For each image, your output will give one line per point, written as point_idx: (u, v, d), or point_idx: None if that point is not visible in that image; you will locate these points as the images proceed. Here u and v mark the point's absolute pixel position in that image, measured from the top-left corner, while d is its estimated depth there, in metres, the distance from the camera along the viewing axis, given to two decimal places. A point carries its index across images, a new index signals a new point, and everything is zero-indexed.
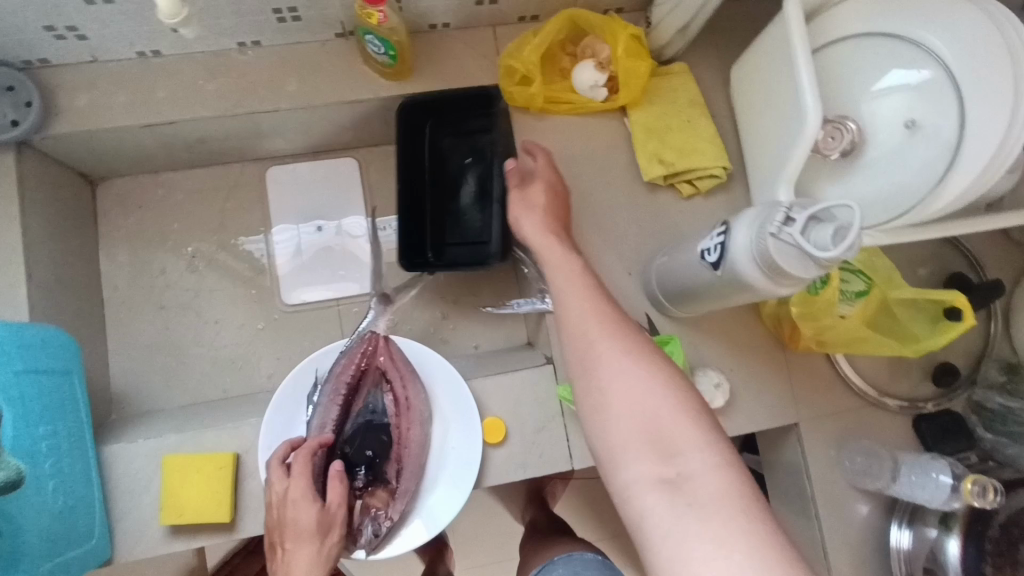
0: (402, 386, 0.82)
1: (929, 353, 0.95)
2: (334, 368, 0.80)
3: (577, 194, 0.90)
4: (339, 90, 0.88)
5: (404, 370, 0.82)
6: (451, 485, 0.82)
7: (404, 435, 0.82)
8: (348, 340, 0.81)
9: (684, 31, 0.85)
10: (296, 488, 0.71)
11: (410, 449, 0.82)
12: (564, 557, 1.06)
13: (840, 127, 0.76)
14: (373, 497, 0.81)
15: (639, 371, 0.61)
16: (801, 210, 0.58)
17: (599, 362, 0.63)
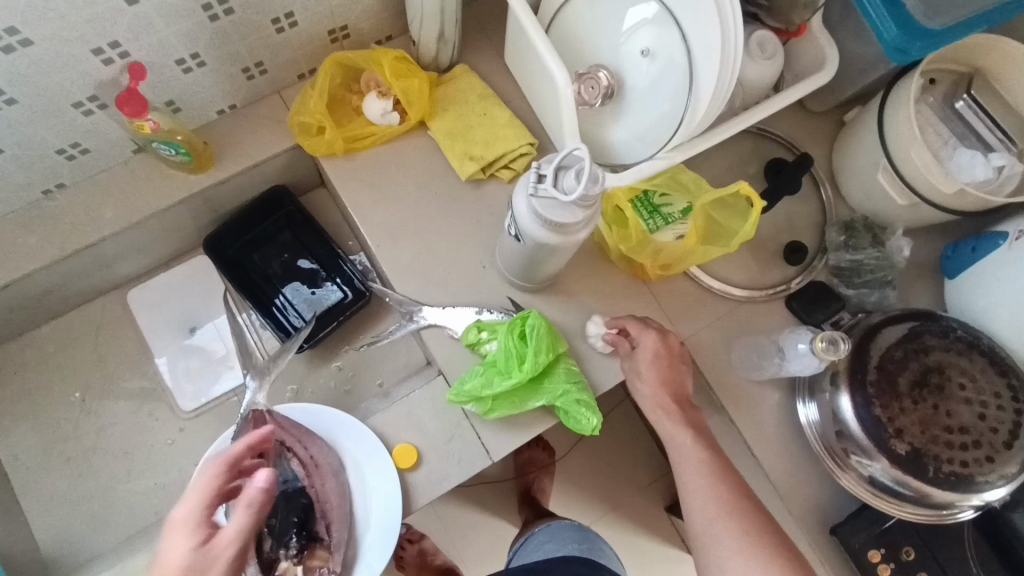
0: (303, 447, 0.85)
1: (780, 237, 1.01)
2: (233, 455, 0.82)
3: (410, 213, 0.94)
4: (153, 199, 0.90)
5: (299, 434, 0.85)
6: (382, 520, 0.85)
7: (321, 491, 0.84)
8: (234, 427, 0.84)
9: (443, 38, 0.90)
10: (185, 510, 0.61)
11: (331, 502, 0.84)
12: (544, 527, 1.11)
13: (594, 77, 0.82)
14: (313, 558, 0.81)
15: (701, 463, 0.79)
16: (547, 165, 0.63)
17: (678, 454, 0.81)
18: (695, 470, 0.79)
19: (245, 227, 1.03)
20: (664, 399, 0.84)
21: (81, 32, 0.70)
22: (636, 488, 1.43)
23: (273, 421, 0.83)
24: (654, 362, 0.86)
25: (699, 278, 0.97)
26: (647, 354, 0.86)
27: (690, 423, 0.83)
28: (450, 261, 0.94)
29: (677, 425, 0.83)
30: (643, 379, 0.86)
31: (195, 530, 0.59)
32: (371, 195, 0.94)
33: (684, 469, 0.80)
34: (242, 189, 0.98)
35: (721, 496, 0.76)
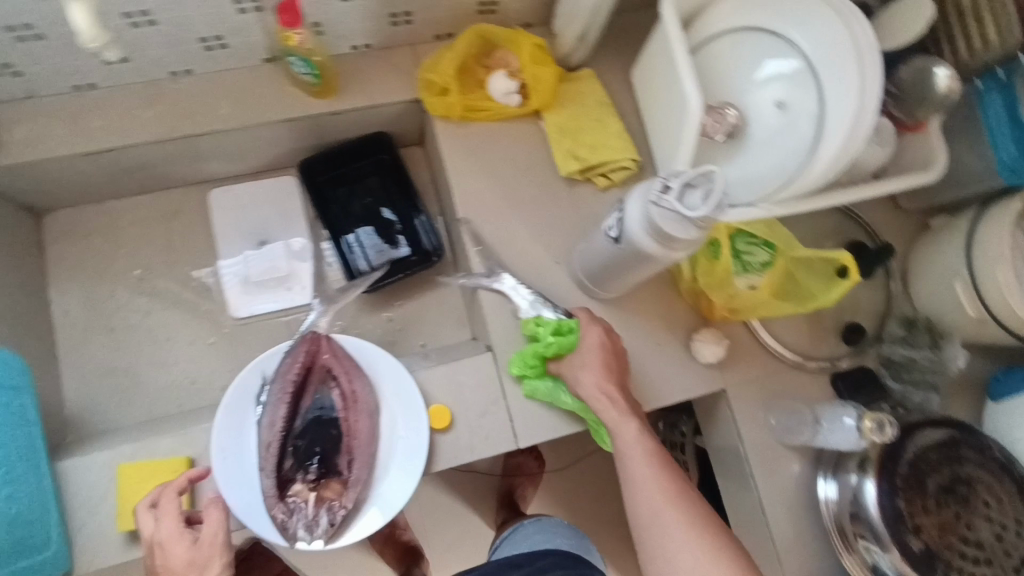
0: (347, 380, 0.86)
1: (840, 315, 1.03)
2: (281, 367, 0.85)
3: (503, 193, 0.97)
4: (270, 110, 0.93)
5: (348, 366, 0.87)
6: (404, 468, 0.87)
7: (353, 427, 0.86)
8: (291, 342, 0.86)
9: (584, 39, 0.93)
10: (165, 529, 0.73)
11: (360, 439, 0.86)
12: (535, 521, 1.16)
13: (722, 113, 0.84)
14: (327, 489, 0.83)
15: (649, 454, 0.78)
16: (676, 179, 0.65)
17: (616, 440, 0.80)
18: (640, 461, 0.78)
19: (338, 161, 1.05)
20: (608, 391, 0.82)
21: None
22: (618, 521, 1.44)
23: (327, 347, 0.86)
24: (595, 354, 0.84)
25: (756, 332, 0.99)
26: (595, 341, 0.84)
27: (635, 413, 0.81)
28: (527, 249, 0.96)
29: (622, 415, 0.81)
30: (588, 363, 0.84)
31: (183, 537, 0.73)
32: (470, 166, 0.96)
33: (628, 460, 0.78)
34: (350, 125, 1.01)
35: (666, 488, 0.76)
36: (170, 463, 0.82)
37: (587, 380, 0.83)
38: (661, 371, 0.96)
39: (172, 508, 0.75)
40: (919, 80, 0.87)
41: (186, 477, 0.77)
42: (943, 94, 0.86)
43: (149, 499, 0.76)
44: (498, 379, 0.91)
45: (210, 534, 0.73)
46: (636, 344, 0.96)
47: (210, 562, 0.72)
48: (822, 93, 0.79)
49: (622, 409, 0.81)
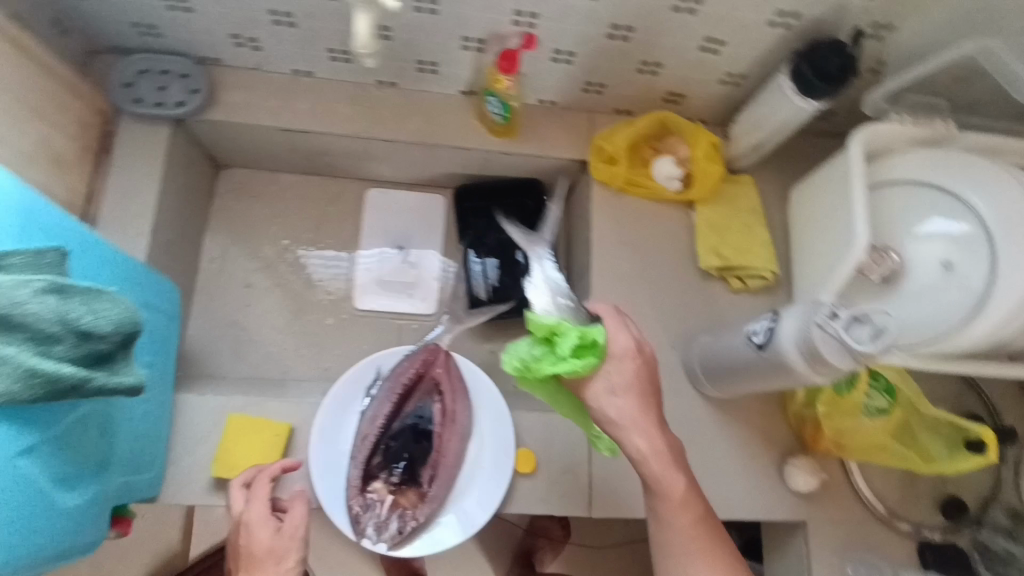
0: (451, 399, 0.88)
1: (941, 484, 0.99)
2: (397, 367, 0.88)
3: (639, 267, 0.99)
4: (453, 136, 1.00)
5: (456, 386, 0.89)
6: (478, 501, 0.87)
7: (444, 444, 0.87)
8: (413, 346, 0.89)
9: (757, 149, 0.97)
10: (253, 508, 0.73)
11: (446, 458, 0.87)
12: None
13: (883, 255, 0.84)
14: (403, 496, 0.86)
15: (691, 522, 0.67)
16: (845, 309, 0.67)
17: (658, 501, 0.67)
18: (682, 533, 0.67)
19: (490, 194, 1.11)
20: (652, 431, 0.65)
21: None
22: None
23: (443, 363, 0.88)
24: (635, 391, 0.65)
25: (853, 475, 0.96)
26: (628, 371, 0.64)
27: (686, 470, 0.68)
28: (647, 326, 0.98)
29: (673, 472, 0.66)
30: (630, 403, 0.65)
31: (267, 521, 0.72)
32: (615, 234, 1.00)
33: (670, 528, 0.67)
34: (514, 167, 1.07)
35: (709, 559, 0.66)
36: (273, 426, 0.85)
37: (626, 418, 0.65)
38: (746, 482, 0.95)
39: (263, 491, 0.75)
40: None
41: (280, 465, 0.78)
42: None
43: (244, 478, 0.77)
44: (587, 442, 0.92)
45: (293, 522, 0.72)
46: (728, 449, 0.95)
47: (288, 554, 0.70)
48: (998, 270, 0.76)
49: (667, 464, 0.66)
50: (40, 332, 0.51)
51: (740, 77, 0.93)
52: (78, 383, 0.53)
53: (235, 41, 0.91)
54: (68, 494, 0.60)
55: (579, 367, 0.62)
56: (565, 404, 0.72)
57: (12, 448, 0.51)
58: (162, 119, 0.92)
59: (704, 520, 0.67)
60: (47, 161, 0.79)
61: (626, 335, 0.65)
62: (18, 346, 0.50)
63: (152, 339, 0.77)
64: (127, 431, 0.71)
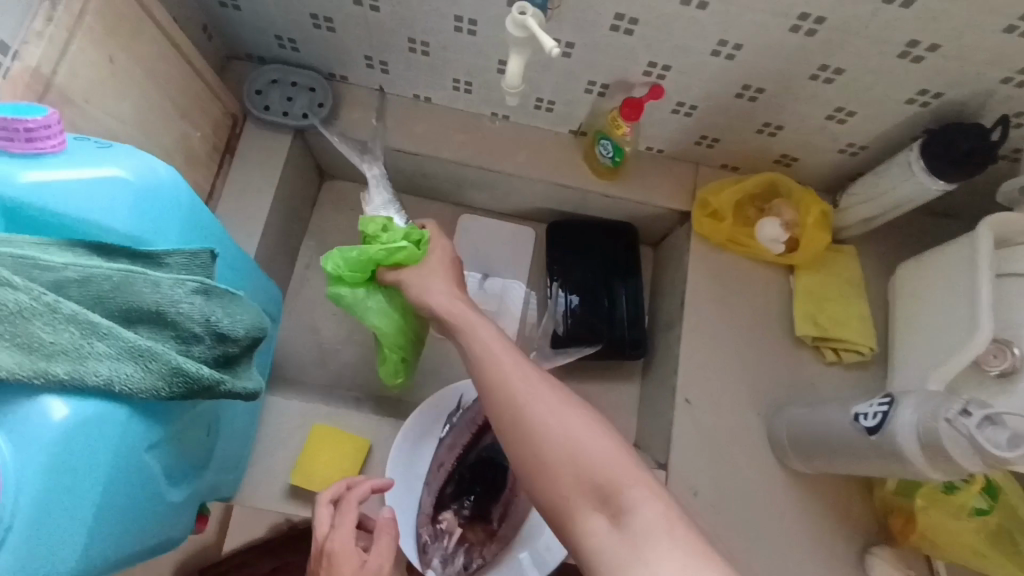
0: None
1: None
2: None
3: (731, 325, 0.97)
4: (558, 173, 1.01)
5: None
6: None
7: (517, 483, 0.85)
8: None
9: (867, 222, 0.95)
10: (339, 535, 0.68)
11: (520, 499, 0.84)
12: None
13: (1006, 349, 0.78)
14: (471, 531, 0.84)
15: (585, 433, 0.58)
16: (979, 408, 0.63)
17: (563, 434, 0.58)
18: (616, 472, 0.56)
19: (580, 233, 1.11)
20: (521, 357, 0.66)
21: (661, 49, 0.81)
22: None
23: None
24: (487, 321, 0.72)
25: None
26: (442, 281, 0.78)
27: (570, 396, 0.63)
28: (734, 389, 0.95)
29: (551, 391, 0.62)
30: (492, 328, 0.71)
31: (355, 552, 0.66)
32: (710, 290, 0.98)
33: (589, 466, 0.56)
34: (611, 209, 1.07)
35: (560, 405, 0.60)
36: (353, 441, 0.84)
37: (443, 304, 0.75)
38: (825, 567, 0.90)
39: (350, 516, 0.70)
40: None
41: (371, 485, 0.74)
42: None
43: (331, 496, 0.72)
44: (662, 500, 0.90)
45: (382, 555, 0.67)
46: (809, 529, 0.91)
47: None
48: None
49: (546, 385, 0.63)
50: (184, 330, 0.51)
51: (860, 147, 0.92)
52: (213, 384, 0.52)
53: (366, 62, 0.95)
54: (173, 488, 0.60)
55: (405, 256, 0.78)
56: (375, 316, 0.83)
57: (141, 440, 0.51)
58: (286, 128, 0.95)
59: (541, 379, 0.64)
60: (184, 157, 0.83)
61: (446, 255, 0.82)
62: (165, 345, 0.51)
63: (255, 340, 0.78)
64: (228, 430, 0.71)
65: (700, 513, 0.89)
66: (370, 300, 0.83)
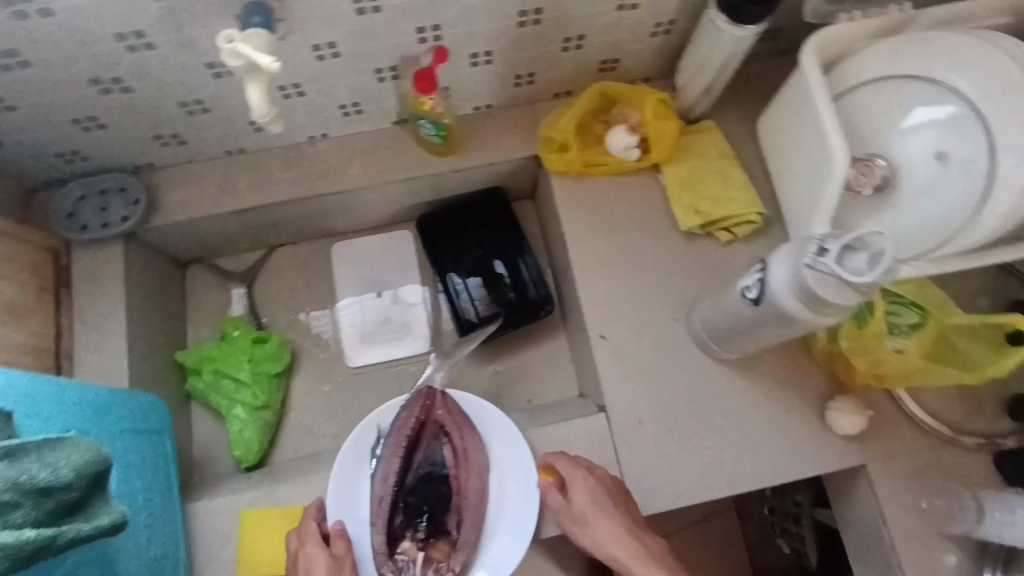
0: (459, 437, 0.86)
1: (999, 385, 0.91)
2: (396, 421, 0.85)
3: (619, 248, 0.95)
4: (398, 169, 0.97)
5: (461, 423, 0.86)
6: (510, 535, 0.85)
7: (462, 485, 0.85)
8: (407, 395, 0.87)
9: (708, 92, 0.92)
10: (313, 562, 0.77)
11: (469, 499, 0.84)
12: None
13: (871, 164, 0.78)
14: (435, 549, 0.83)
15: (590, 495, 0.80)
16: (834, 240, 0.60)
17: (574, 514, 0.81)
18: (602, 524, 0.79)
19: (449, 215, 1.08)
20: (569, 467, 0.83)
21: (418, 12, 0.76)
22: None
23: (442, 405, 0.85)
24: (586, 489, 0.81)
25: (902, 402, 0.89)
26: (585, 491, 0.81)
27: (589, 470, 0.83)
28: (643, 307, 0.93)
29: (578, 476, 0.82)
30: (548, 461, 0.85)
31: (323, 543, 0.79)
32: (586, 223, 0.95)
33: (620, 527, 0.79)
34: (468, 182, 1.04)
35: (590, 486, 0.81)
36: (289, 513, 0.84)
37: (590, 514, 0.80)
38: (790, 438, 0.89)
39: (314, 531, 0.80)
40: None
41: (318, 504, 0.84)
42: None
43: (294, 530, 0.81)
44: (612, 441, 0.89)
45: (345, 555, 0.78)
46: (762, 409, 0.90)
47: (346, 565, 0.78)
48: (995, 152, 0.71)
49: (580, 476, 0.82)
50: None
51: (669, 23, 0.87)
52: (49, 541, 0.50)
53: (158, 141, 0.90)
54: None
55: (277, 348, 1.01)
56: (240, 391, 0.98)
57: None
58: (110, 238, 0.91)
59: (627, 533, 0.79)
60: (6, 313, 0.78)
61: (576, 468, 0.83)
62: None
63: (142, 462, 0.76)
64: (132, 557, 0.70)
65: (651, 437, 0.89)
66: (216, 393, 0.98)
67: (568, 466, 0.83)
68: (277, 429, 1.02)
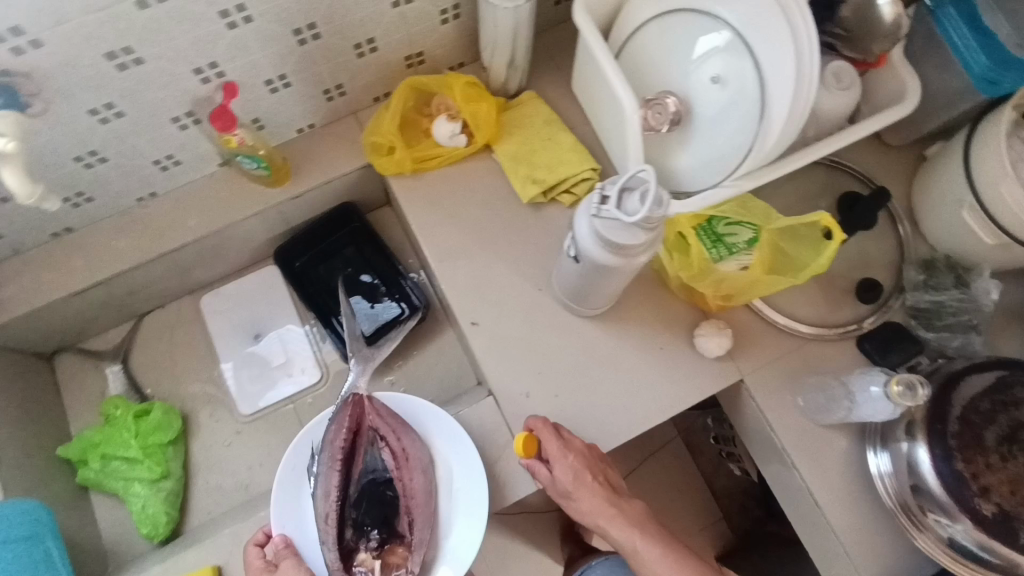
0: (397, 439, 0.81)
1: (850, 273, 0.96)
2: (327, 436, 0.78)
3: (470, 233, 0.96)
4: (236, 209, 0.96)
5: (396, 424, 0.82)
6: (469, 519, 0.85)
7: (409, 486, 0.81)
8: (333, 408, 0.79)
9: (514, 64, 0.94)
10: None
11: (418, 497, 0.82)
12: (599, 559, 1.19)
13: (661, 102, 0.82)
14: (392, 555, 0.78)
15: (594, 498, 0.83)
16: (611, 186, 0.64)
17: (586, 515, 0.84)
18: (617, 523, 0.83)
19: (311, 241, 1.09)
20: (566, 472, 0.82)
21: (187, 53, 0.76)
22: (692, 528, 1.40)
23: (373, 409, 0.78)
24: (586, 484, 0.82)
25: (762, 312, 0.94)
26: (586, 487, 0.82)
27: (585, 472, 0.83)
28: (506, 284, 0.94)
29: (579, 482, 0.82)
30: (539, 460, 0.84)
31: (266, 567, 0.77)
32: (433, 216, 0.96)
33: (620, 524, 0.83)
34: (316, 203, 1.04)
35: (589, 492, 0.83)
36: None
37: (595, 509, 0.83)
38: (670, 372, 0.92)
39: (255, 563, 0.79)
40: (863, 14, 0.83)
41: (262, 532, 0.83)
42: (891, 22, 0.82)
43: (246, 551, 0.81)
44: (504, 419, 0.91)
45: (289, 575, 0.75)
46: (639, 352, 0.93)
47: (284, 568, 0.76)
48: (762, 69, 0.75)
49: (576, 479, 0.82)
50: None
51: (455, 8, 0.90)
52: None
53: None
54: None
55: (163, 415, 0.99)
56: (135, 467, 0.96)
57: None
58: None
59: (634, 525, 0.83)
60: None
61: (568, 469, 0.82)
62: None
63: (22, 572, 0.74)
64: None
65: (541, 406, 0.91)
66: (111, 477, 0.96)
67: (550, 449, 0.82)
68: (186, 495, 1.01)
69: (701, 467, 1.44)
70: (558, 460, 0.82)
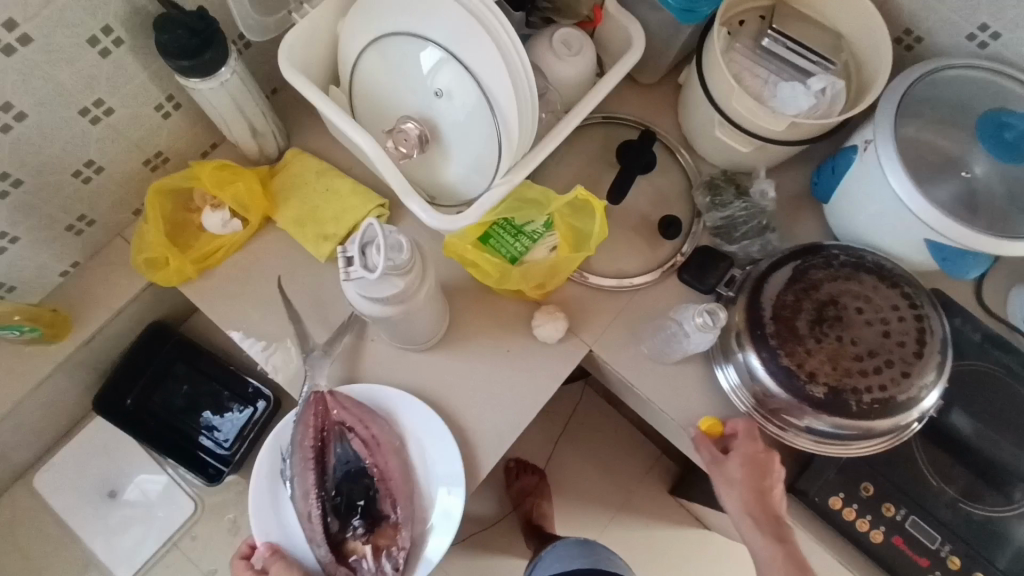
0: (364, 426, 0.85)
1: (652, 214, 0.99)
2: (295, 437, 0.84)
3: (281, 310, 0.92)
4: (21, 380, 0.88)
5: (360, 413, 0.85)
6: (450, 489, 0.85)
7: (383, 468, 0.85)
8: (297, 409, 0.85)
9: (257, 132, 0.91)
10: None
11: (394, 478, 0.85)
12: (551, 550, 1.19)
13: (401, 131, 0.80)
14: (380, 537, 0.84)
15: (738, 492, 0.84)
16: (350, 245, 0.62)
17: (731, 508, 0.84)
18: (751, 526, 0.83)
19: (130, 378, 1.01)
20: (743, 453, 0.84)
21: None
22: (639, 475, 1.44)
23: (332, 405, 0.83)
24: (747, 481, 0.83)
25: (586, 280, 0.96)
26: (745, 471, 0.83)
27: (746, 462, 0.84)
28: None
29: (739, 471, 0.83)
30: (739, 436, 0.86)
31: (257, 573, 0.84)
32: (237, 308, 0.92)
33: (756, 530, 0.82)
34: (116, 337, 0.97)
35: (733, 487, 0.84)
36: None
37: (734, 509, 0.84)
38: (524, 368, 0.92)
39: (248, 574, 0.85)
40: None
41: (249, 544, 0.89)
42: None
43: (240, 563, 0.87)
44: None
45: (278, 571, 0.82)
46: (489, 361, 0.92)
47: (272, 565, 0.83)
48: (475, 74, 0.74)
49: (744, 466, 0.83)
50: None
51: (173, 102, 0.85)
52: None
53: None
54: None
55: None
56: None
57: None
58: None
59: (770, 527, 0.82)
60: None
61: (737, 463, 0.84)
62: None
63: None
64: None
65: None
66: None
67: (740, 432, 0.85)
68: None
69: (627, 417, 1.47)
70: (745, 442, 0.85)
